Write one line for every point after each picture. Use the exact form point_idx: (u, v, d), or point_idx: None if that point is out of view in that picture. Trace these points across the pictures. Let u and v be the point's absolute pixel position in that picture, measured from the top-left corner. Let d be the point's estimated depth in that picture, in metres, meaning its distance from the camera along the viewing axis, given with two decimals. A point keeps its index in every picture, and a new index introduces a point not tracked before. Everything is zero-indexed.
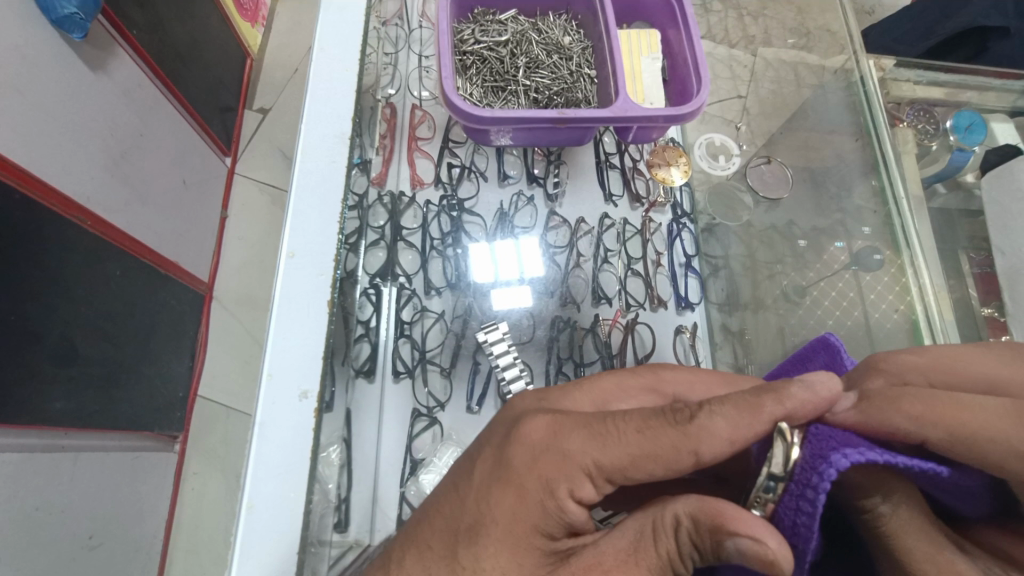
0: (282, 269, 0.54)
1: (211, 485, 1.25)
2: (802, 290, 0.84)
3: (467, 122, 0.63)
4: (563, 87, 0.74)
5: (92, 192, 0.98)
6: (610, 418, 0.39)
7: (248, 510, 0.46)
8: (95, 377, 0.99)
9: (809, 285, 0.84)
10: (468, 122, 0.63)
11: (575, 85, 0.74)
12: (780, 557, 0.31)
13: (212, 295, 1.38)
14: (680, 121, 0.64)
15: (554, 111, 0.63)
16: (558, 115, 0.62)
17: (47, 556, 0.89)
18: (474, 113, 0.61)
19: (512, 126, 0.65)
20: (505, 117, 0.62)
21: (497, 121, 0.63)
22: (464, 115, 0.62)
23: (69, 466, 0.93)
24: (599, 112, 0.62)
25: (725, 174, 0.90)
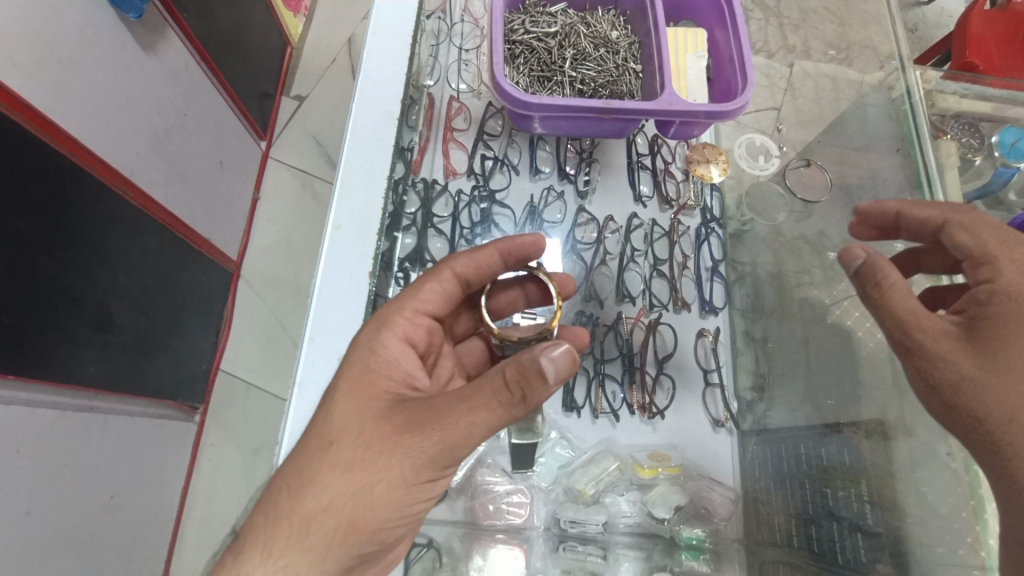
0: (328, 239, 0.56)
1: (227, 458, 1.28)
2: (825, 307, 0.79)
3: (514, 108, 0.64)
4: (607, 81, 0.75)
5: (136, 166, 1.02)
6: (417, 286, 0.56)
7: (282, 465, 0.49)
8: (128, 344, 1.03)
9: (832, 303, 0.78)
10: (516, 108, 0.64)
11: (620, 79, 0.75)
12: (557, 350, 0.44)
13: (240, 274, 1.42)
14: (724, 117, 0.64)
15: (599, 101, 0.63)
16: (603, 105, 0.63)
17: (73, 512, 0.93)
18: (522, 98, 0.62)
19: (559, 114, 0.66)
20: (551, 104, 0.63)
21: (544, 108, 0.64)
22: (512, 100, 0.64)
23: (98, 426, 0.97)
24: (643, 104, 0.63)
25: (764, 174, 0.90)
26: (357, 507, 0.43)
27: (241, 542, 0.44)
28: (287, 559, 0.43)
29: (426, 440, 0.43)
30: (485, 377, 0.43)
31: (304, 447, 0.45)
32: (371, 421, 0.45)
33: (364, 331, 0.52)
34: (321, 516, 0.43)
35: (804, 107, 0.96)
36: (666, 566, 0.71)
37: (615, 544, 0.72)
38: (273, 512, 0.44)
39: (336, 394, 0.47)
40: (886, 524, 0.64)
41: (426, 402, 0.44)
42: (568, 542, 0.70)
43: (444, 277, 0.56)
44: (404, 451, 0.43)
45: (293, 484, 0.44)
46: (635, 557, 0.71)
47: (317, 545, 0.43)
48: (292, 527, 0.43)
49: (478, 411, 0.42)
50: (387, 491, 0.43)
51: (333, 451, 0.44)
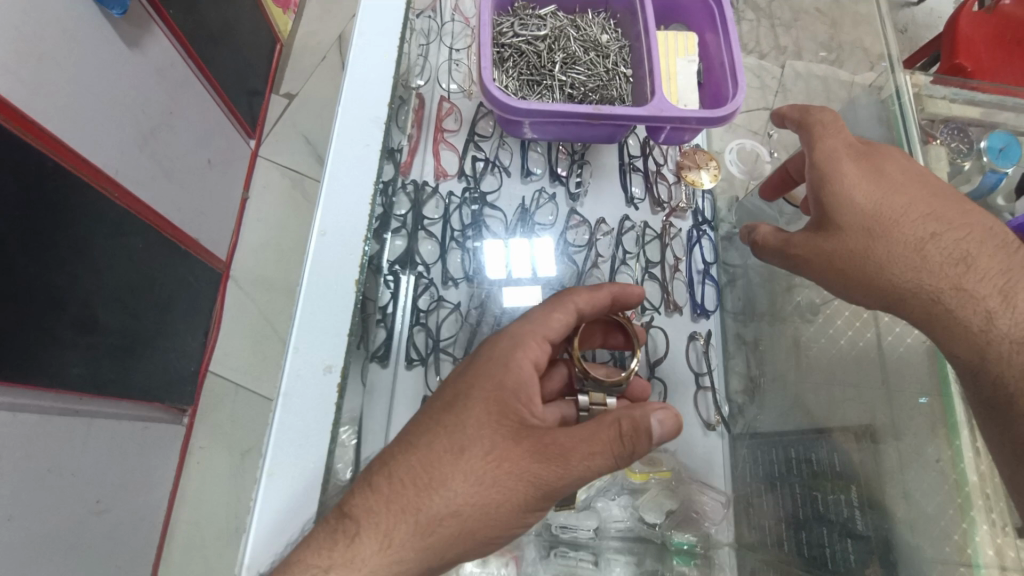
0: (313, 246, 0.55)
1: (216, 460, 1.26)
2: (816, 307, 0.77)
3: (502, 113, 0.63)
4: (598, 85, 0.74)
5: (120, 166, 1.00)
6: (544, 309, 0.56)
7: (269, 477, 0.48)
8: (113, 346, 1.01)
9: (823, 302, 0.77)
10: (504, 113, 0.63)
11: (611, 83, 0.74)
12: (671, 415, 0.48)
13: (229, 274, 1.40)
14: (714, 124, 0.64)
15: (589, 106, 0.63)
16: (592, 110, 0.62)
17: (58, 517, 0.91)
18: (510, 103, 0.62)
19: (548, 119, 0.65)
20: (540, 110, 0.63)
21: (532, 113, 0.63)
22: (500, 106, 0.63)
23: (83, 431, 0.95)
24: (633, 110, 0.63)
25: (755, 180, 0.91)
26: (479, 518, 0.45)
27: (354, 528, 0.44)
28: (403, 553, 0.44)
29: (553, 470, 0.45)
30: (610, 424, 0.46)
31: (430, 448, 0.46)
32: (508, 440, 0.46)
33: (498, 345, 0.52)
34: (446, 520, 0.44)
35: None
36: (658, 572, 0.71)
37: (606, 550, 0.71)
38: (397, 506, 0.45)
39: (471, 402, 0.48)
40: (875, 527, 0.63)
41: (556, 432, 0.47)
42: (561, 550, 0.70)
43: (566, 308, 0.56)
44: (532, 476, 0.45)
45: (418, 480, 0.45)
46: (627, 562, 0.71)
47: (434, 544, 0.45)
48: (415, 524, 0.44)
49: (599, 456, 0.46)
50: (507, 509, 0.45)
51: (464, 460, 0.45)
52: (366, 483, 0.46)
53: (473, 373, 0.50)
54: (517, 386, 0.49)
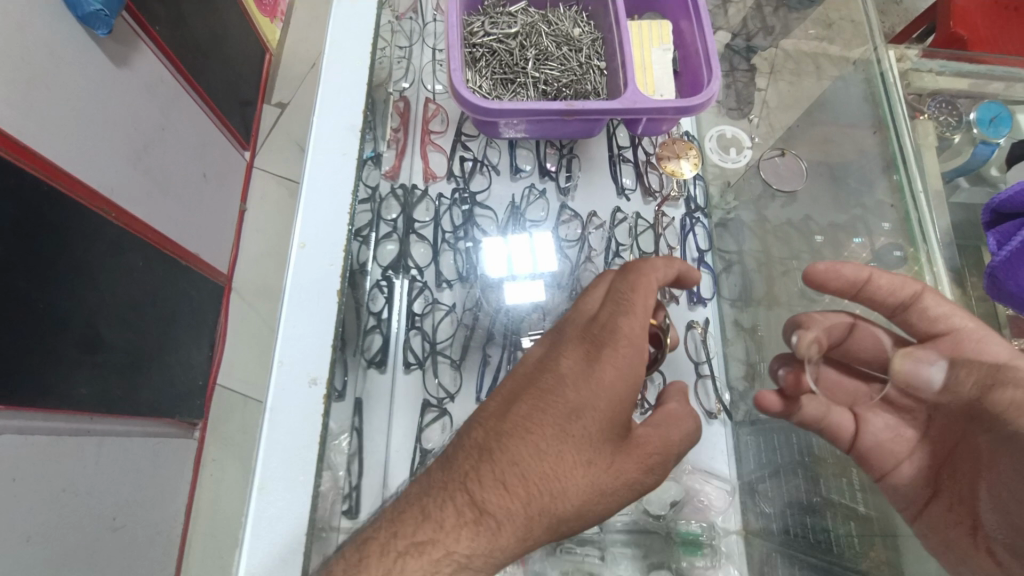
0: (293, 258, 0.55)
1: (229, 471, 1.28)
2: None
3: (475, 114, 0.63)
4: (572, 80, 0.74)
5: (115, 184, 1.01)
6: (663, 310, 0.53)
7: (259, 491, 0.48)
8: (119, 363, 1.02)
9: None
10: (477, 114, 0.63)
11: (585, 77, 0.74)
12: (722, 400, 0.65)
13: (231, 286, 1.41)
14: (690, 113, 0.63)
15: (562, 103, 0.62)
16: (566, 106, 0.61)
17: (74, 534, 0.92)
18: (482, 104, 0.61)
19: (522, 118, 0.65)
20: (513, 109, 0.62)
21: (505, 113, 0.63)
22: (472, 107, 0.62)
23: (94, 448, 0.96)
24: (607, 103, 0.62)
25: (737, 167, 0.91)
26: (597, 513, 0.50)
27: (495, 523, 0.46)
28: (534, 542, 0.48)
29: (652, 473, 0.51)
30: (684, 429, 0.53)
31: (560, 456, 0.48)
32: (622, 451, 0.49)
33: (625, 355, 0.50)
34: (568, 517, 0.48)
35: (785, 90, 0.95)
36: (664, 563, 0.70)
37: (612, 544, 0.70)
38: (529, 512, 0.47)
39: (596, 414, 0.49)
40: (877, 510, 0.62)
41: (648, 446, 0.51)
42: (568, 549, 0.68)
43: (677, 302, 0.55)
44: (630, 482, 0.50)
45: (546, 492, 0.47)
46: (633, 555, 0.71)
47: (558, 532, 0.49)
48: (546, 521, 0.47)
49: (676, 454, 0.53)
50: (614, 508, 0.51)
51: (593, 470, 0.48)
52: (496, 480, 0.47)
53: (594, 385, 0.49)
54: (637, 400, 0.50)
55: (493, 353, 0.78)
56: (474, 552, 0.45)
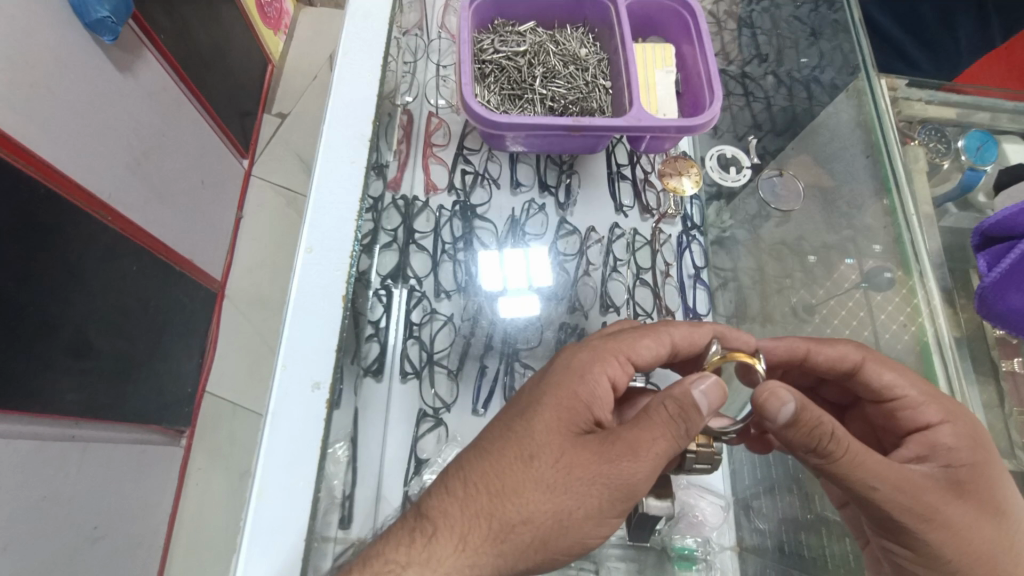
0: (300, 264, 0.55)
1: (215, 482, 1.26)
2: (811, 308, 0.80)
3: (483, 127, 0.64)
4: (578, 97, 0.76)
5: (114, 189, 1.01)
6: (632, 338, 0.55)
7: (258, 498, 0.46)
8: (108, 369, 1.01)
9: (817, 303, 0.80)
10: (485, 127, 0.64)
11: (591, 95, 0.76)
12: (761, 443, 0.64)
13: (224, 293, 1.41)
14: (693, 132, 0.65)
15: (569, 119, 0.64)
16: (572, 123, 0.63)
17: (54, 544, 0.90)
18: (491, 118, 0.63)
19: (528, 132, 0.66)
20: (521, 123, 0.63)
21: (513, 127, 0.64)
22: (481, 120, 0.64)
23: (78, 455, 0.94)
24: (613, 121, 0.64)
25: (737, 186, 0.89)
26: (553, 523, 0.44)
27: (432, 529, 0.44)
28: (475, 555, 0.43)
29: (621, 471, 0.44)
30: (663, 414, 0.45)
31: (501, 454, 0.46)
32: (569, 445, 0.45)
33: (573, 356, 0.53)
34: (519, 525, 0.44)
35: (779, 114, 0.98)
36: None
37: (608, 557, 0.69)
38: (470, 512, 0.44)
39: (541, 410, 0.48)
40: None
41: (616, 436, 0.45)
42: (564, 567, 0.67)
43: (663, 337, 0.56)
44: (595, 482, 0.44)
45: (491, 488, 0.45)
46: (628, 571, 0.70)
47: (514, 545, 0.44)
48: (488, 527, 0.44)
49: (663, 445, 0.45)
50: (581, 517, 0.44)
51: (533, 468, 0.45)
52: (441, 487, 0.46)
53: (542, 383, 0.51)
54: (587, 395, 0.49)
55: (490, 363, 0.78)
56: (410, 561, 0.43)
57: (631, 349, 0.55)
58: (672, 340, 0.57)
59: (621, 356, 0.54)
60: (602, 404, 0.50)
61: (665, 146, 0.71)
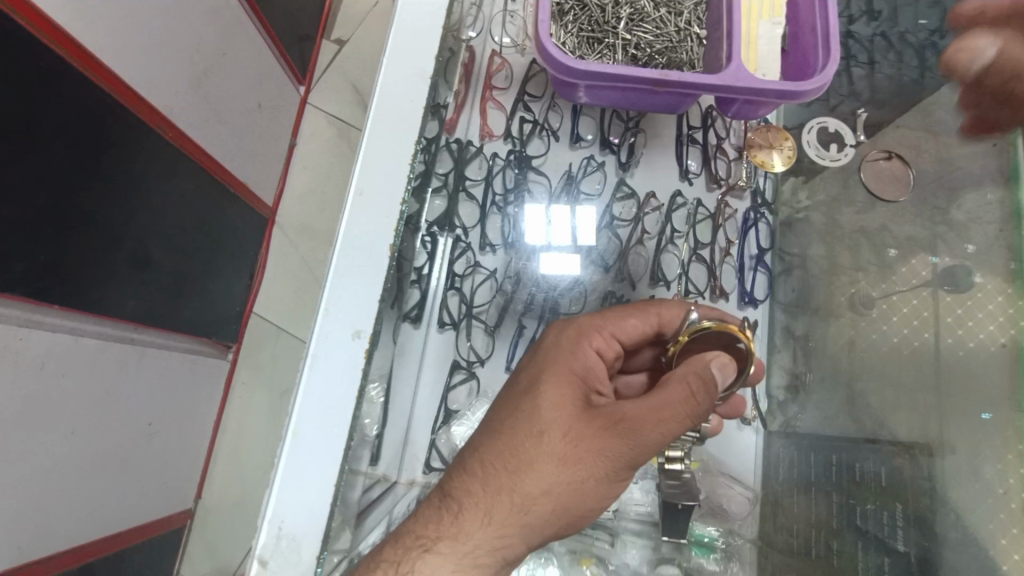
0: (348, 206, 0.53)
1: (257, 396, 1.34)
2: (869, 300, 0.76)
3: (558, 74, 0.59)
4: (667, 46, 0.68)
5: (175, 105, 1.00)
6: (614, 314, 0.56)
7: (292, 437, 0.47)
8: (165, 282, 1.06)
9: (878, 297, 0.75)
10: (560, 74, 0.59)
11: (681, 45, 0.68)
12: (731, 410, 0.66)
13: (275, 219, 1.43)
14: (798, 97, 0.58)
15: (655, 72, 0.58)
16: (659, 76, 0.57)
17: (116, 435, 0.98)
18: (568, 65, 0.58)
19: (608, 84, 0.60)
20: (601, 72, 0.58)
21: (590, 76, 0.59)
22: (557, 66, 0.59)
23: (137, 358, 1.01)
24: (705, 77, 0.57)
25: (836, 166, 0.80)
26: (571, 492, 0.44)
27: (458, 506, 0.44)
28: (502, 529, 0.43)
29: (629, 442, 0.44)
30: (664, 392, 0.45)
31: (512, 431, 0.46)
32: (578, 418, 0.45)
33: (560, 336, 0.53)
34: (540, 498, 0.44)
35: None
36: (675, 561, 0.69)
37: (623, 531, 0.69)
38: (489, 487, 0.44)
39: (541, 386, 0.48)
40: (915, 543, 0.62)
41: (620, 409, 0.45)
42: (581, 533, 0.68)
43: (646, 315, 0.57)
44: (607, 452, 0.44)
45: (506, 463, 0.45)
46: (642, 546, 0.69)
47: (537, 518, 0.44)
48: (511, 502, 0.44)
49: (669, 417, 0.44)
50: (595, 485, 0.45)
51: (546, 441, 0.45)
52: (460, 466, 0.46)
53: (537, 364, 0.51)
54: (581, 372, 0.50)
55: (529, 324, 0.77)
56: (441, 535, 0.43)
57: (612, 324, 0.55)
58: (657, 319, 0.58)
59: (603, 333, 0.54)
60: (598, 379, 0.50)
61: (760, 111, 0.64)
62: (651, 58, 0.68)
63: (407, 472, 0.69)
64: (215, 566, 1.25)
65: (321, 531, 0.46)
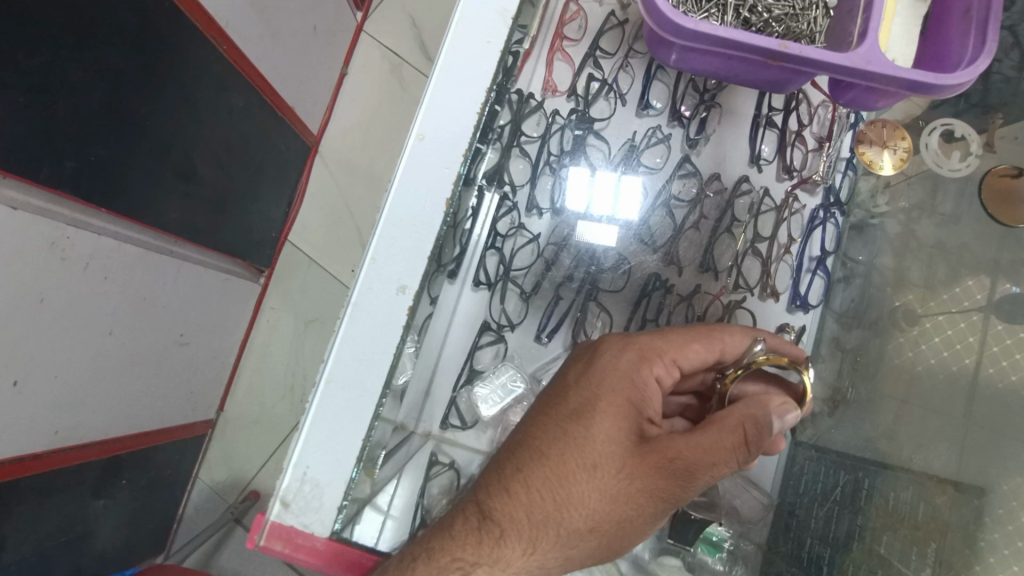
0: (409, 150, 0.50)
1: (283, 322, 1.37)
2: (914, 316, 0.70)
3: (663, 31, 0.54)
4: (788, 13, 0.61)
5: (232, 17, 0.97)
6: (676, 335, 0.53)
7: (326, 385, 0.47)
8: (206, 198, 1.06)
9: (923, 314, 0.69)
10: (665, 31, 0.54)
11: (805, 13, 0.61)
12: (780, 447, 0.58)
13: (318, 150, 1.41)
14: (931, 91, 0.52)
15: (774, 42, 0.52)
16: (779, 47, 0.51)
17: (149, 340, 1.01)
18: (677, 21, 0.52)
19: (717, 49, 0.55)
20: (711, 36, 0.52)
21: (699, 38, 0.53)
22: (663, 21, 0.53)
23: (174, 270, 1.03)
24: (830, 55, 0.52)
25: (953, 175, 0.70)
26: (616, 529, 0.45)
27: (499, 531, 0.42)
28: (543, 558, 0.43)
29: (680, 485, 0.45)
30: (724, 439, 0.46)
31: (563, 459, 0.45)
32: (634, 456, 0.45)
33: (619, 357, 0.50)
34: (584, 532, 0.44)
35: None
36: (677, 553, 0.69)
37: None
38: (534, 516, 0.43)
39: (596, 415, 0.46)
40: None
41: (679, 453, 0.45)
42: None
43: (709, 341, 0.54)
44: (658, 493, 0.45)
45: (555, 493, 0.44)
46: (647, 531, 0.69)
47: (576, 548, 0.44)
48: (555, 533, 0.43)
49: (722, 465, 0.46)
50: (639, 523, 0.46)
51: (597, 476, 0.44)
52: (501, 486, 0.44)
53: (592, 386, 0.48)
54: (638, 402, 0.48)
55: (566, 296, 0.74)
56: (479, 561, 0.41)
57: (674, 347, 0.52)
58: (718, 344, 0.54)
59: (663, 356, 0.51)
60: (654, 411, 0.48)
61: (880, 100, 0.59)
62: (767, 25, 0.62)
63: (426, 420, 0.71)
64: (231, 474, 1.32)
65: (346, 479, 0.46)
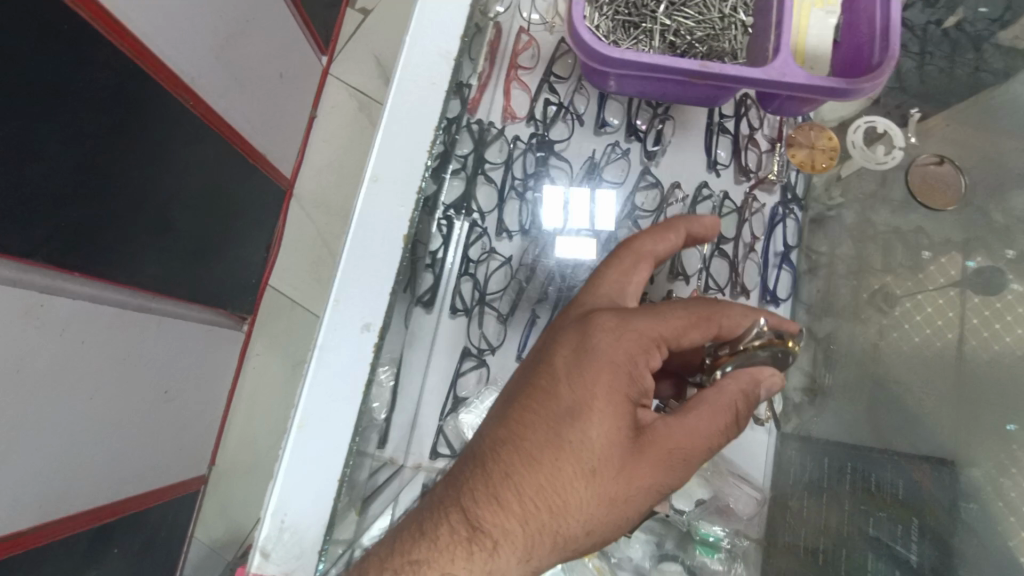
0: (363, 191, 0.52)
1: (270, 366, 1.36)
2: (892, 297, 0.73)
3: (591, 62, 0.56)
4: (708, 34, 0.64)
5: (198, 72, 0.99)
6: (672, 318, 0.50)
7: (297, 429, 0.47)
8: (183, 251, 1.06)
9: (901, 295, 0.73)
10: (592, 62, 0.56)
11: (724, 33, 0.65)
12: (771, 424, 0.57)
13: (292, 192, 1.43)
14: (847, 96, 0.55)
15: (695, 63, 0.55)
16: (699, 67, 0.54)
17: (135, 398, 1.00)
18: (602, 52, 0.55)
19: (644, 74, 0.57)
20: (637, 62, 0.55)
21: (626, 66, 0.56)
22: (590, 53, 0.56)
23: (155, 325, 1.02)
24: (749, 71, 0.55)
25: (883, 168, 0.75)
26: (608, 525, 0.47)
27: (491, 541, 0.43)
28: (539, 561, 0.45)
29: (669, 477, 0.47)
30: (708, 429, 0.49)
31: (557, 465, 0.45)
32: (627, 457, 0.46)
33: (609, 345, 0.48)
34: (578, 534, 0.46)
35: None
36: (677, 558, 0.71)
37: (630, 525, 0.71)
38: (529, 525, 0.44)
39: (589, 417, 0.46)
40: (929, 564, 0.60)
41: (667, 447, 0.47)
42: None
43: (706, 325, 0.51)
44: (648, 490, 0.47)
45: (548, 500, 0.45)
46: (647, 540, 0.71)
47: (568, 547, 0.46)
48: (549, 538, 0.45)
49: (705, 451, 0.49)
50: (629, 516, 0.48)
51: (592, 480, 0.45)
52: (490, 497, 0.44)
53: (583, 383, 0.46)
54: (631, 399, 0.47)
55: (542, 314, 0.75)
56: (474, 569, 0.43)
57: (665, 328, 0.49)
58: (715, 325, 0.51)
59: (654, 341, 0.49)
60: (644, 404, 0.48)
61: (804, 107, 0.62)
62: (692, 47, 0.65)
63: (414, 455, 0.70)
64: (228, 528, 1.29)
65: (323, 522, 0.46)
